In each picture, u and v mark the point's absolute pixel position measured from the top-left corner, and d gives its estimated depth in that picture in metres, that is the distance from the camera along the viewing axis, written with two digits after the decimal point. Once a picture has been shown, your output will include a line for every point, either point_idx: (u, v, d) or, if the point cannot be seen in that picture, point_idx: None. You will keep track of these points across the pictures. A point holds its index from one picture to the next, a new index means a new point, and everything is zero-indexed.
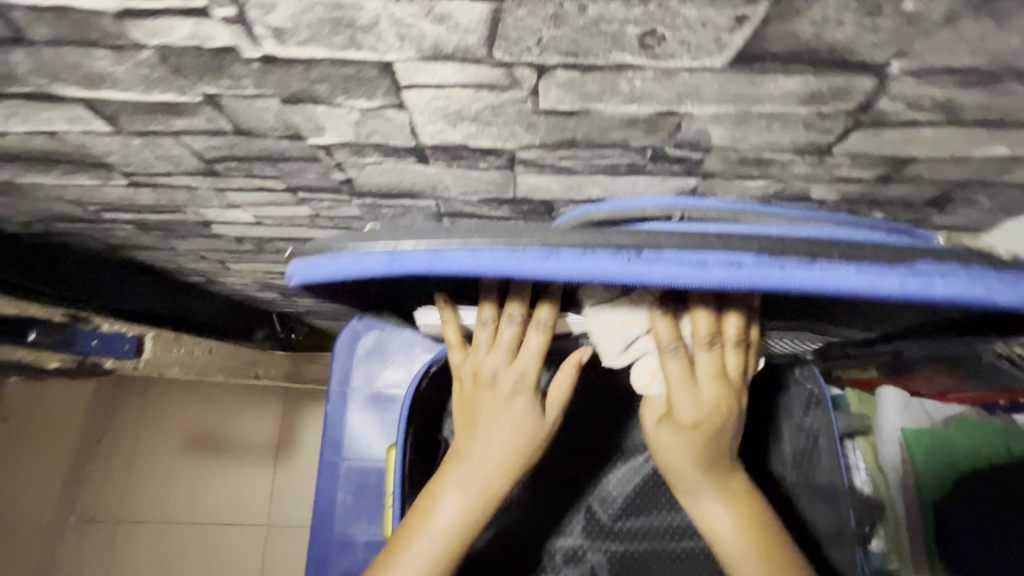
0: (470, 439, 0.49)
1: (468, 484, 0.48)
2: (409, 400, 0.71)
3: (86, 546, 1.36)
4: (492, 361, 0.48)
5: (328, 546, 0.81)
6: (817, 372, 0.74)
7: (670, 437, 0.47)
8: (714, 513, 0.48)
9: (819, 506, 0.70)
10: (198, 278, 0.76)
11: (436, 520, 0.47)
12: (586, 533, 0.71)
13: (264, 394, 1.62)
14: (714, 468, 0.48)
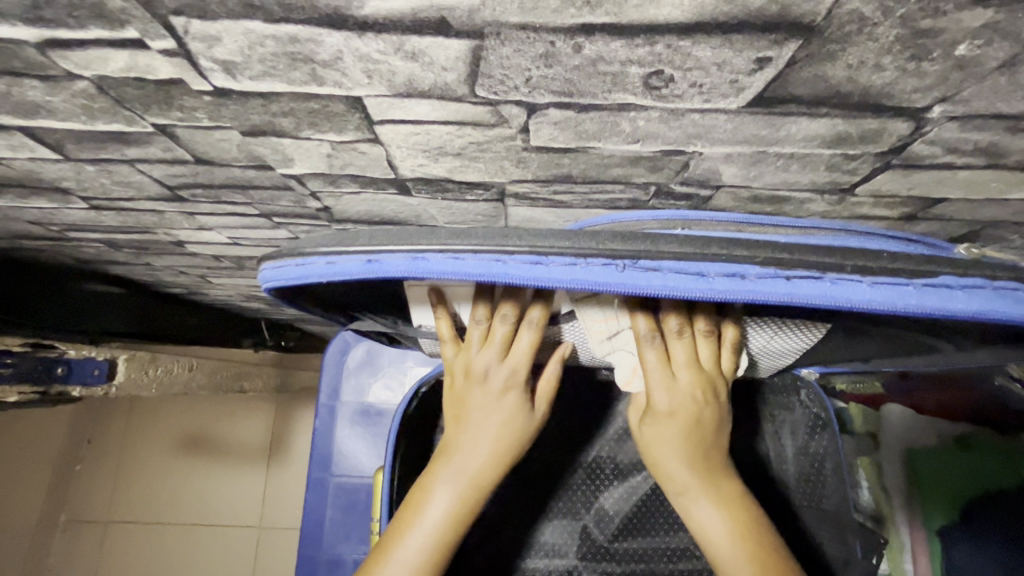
0: (458, 433, 0.46)
1: (450, 487, 0.44)
2: (398, 421, 0.69)
3: (81, 540, 1.43)
4: (483, 358, 0.44)
5: (316, 565, 0.78)
6: (822, 396, 0.70)
7: (653, 430, 0.46)
8: (707, 517, 0.45)
9: (826, 531, 0.68)
10: (178, 291, 0.73)
11: (416, 526, 0.44)
12: (581, 555, 0.68)
13: (255, 399, 1.54)
14: (703, 465, 0.45)
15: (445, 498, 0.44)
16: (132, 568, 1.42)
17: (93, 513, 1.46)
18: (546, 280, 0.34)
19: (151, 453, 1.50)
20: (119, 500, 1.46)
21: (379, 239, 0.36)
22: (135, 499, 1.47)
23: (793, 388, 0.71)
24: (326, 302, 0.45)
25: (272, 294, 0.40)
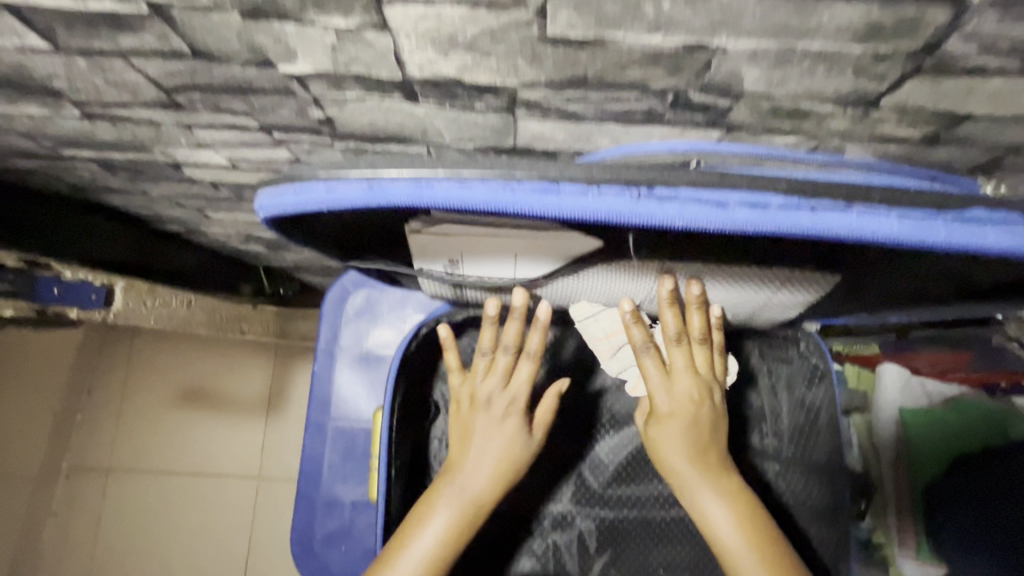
0: (463, 454, 0.51)
1: (456, 502, 0.49)
2: (397, 361, 0.68)
3: (82, 489, 1.45)
4: (487, 386, 0.51)
5: (315, 507, 0.79)
6: (822, 347, 0.70)
7: (660, 432, 0.51)
8: (714, 509, 0.49)
9: (814, 482, 0.69)
10: (176, 228, 0.72)
11: (421, 537, 0.48)
12: (575, 500, 0.75)
13: (252, 350, 1.55)
14: (701, 461, 0.50)
15: (449, 513, 0.49)
16: (135, 514, 1.45)
17: (93, 463, 1.47)
18: (562, 209, 0.34)
19: (151, 405, 1.51)
20: (120, 452, 1.48)
21: (385, 164, 0.34)
22: (136, 451, 1.48)
23: (791, 338, 0.71)
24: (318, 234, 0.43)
25: (266, 221, 0.38)
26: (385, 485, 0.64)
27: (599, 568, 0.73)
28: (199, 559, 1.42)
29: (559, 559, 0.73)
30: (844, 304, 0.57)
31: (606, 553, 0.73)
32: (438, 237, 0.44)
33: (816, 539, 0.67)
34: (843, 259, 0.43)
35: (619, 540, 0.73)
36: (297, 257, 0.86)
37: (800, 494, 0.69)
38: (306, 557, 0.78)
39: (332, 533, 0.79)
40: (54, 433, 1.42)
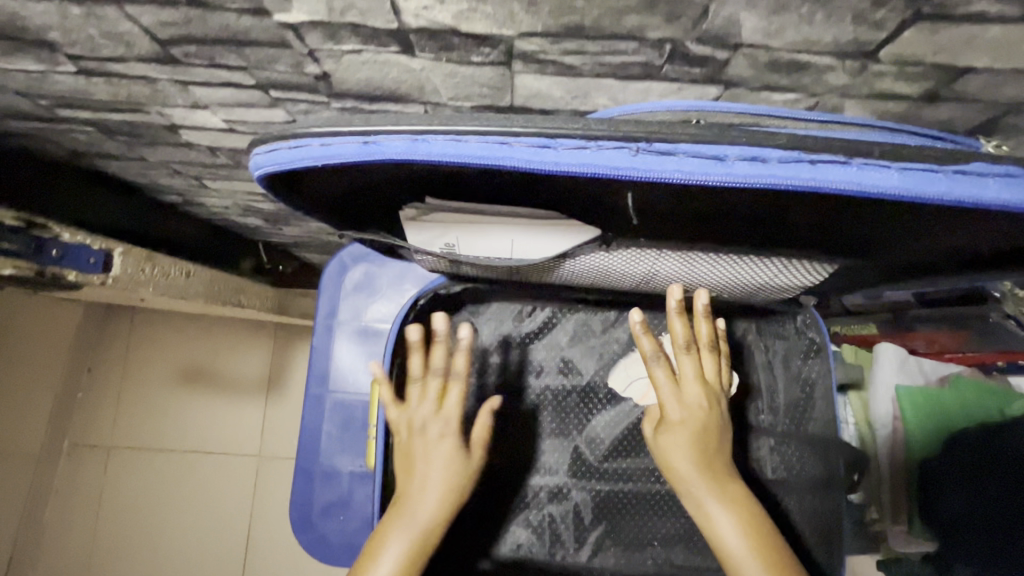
0: (408, 483, 0.51)
1: (407, 532, 0.49)
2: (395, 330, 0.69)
3: (85, 467, 1.47)
4: (420, 410, 0.53)
5: (314, 478, 0.80)
6: (820, 322, 0.69)
7: (668, 441, 0.52)
8: (721, 519, 0.48)
9: (807, 453, 0.70)
10: (175, 199, 0.72)
11: (373, 571, 0.47)
12: (572, 473, 0.75)
13: (252, 331, 1.55)
14: (709, 468, 0.50)
15: (402, 540, 0.48)
16: (137, 492, 1.46)
17: (95, 440, 1.49)
18: (564, 164, 0.34)
19: (152, 385, 1.52)
20: (123, 430, 1.49)
21: (381, 119, 0.35)
22: (138, 429, 1.50)
23: (790, 312, 0.71)
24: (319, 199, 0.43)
25: (263, 183, 0.39)
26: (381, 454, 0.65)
27: (594, 539, 0.73)
28: (200, 534, 1.45)
29: (554, 531, 0.74)
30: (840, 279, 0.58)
31: (601, 525, 0.73)
32: (435, 223, 0.46)
33: (791, 506, 0.70)
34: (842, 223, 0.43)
35: (614, 513, 0.74)
36: (296, 231, 0.86)
37: (793, 465, 0.71)
38: (304, 526, 0.80)
39: (330, 503, 0.80)
40: (56, 410, 1.44)
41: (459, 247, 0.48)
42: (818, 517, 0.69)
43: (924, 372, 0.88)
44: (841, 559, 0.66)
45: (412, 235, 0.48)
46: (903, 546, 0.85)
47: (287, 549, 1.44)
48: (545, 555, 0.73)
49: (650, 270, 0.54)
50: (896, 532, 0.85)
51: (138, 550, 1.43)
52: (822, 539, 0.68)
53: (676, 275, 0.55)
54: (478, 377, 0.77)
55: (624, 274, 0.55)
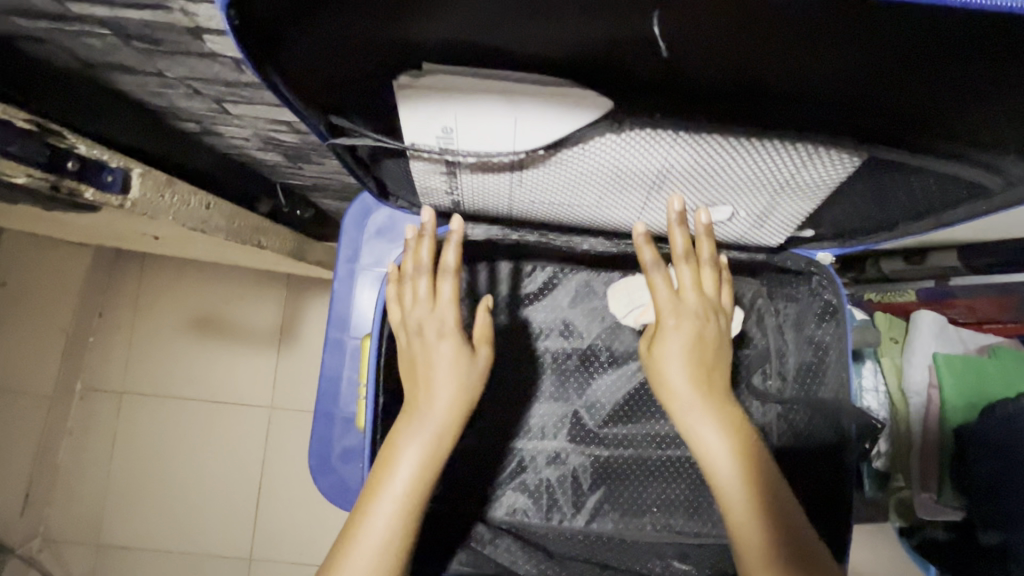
0: (416, 389, 0.54)
1: (422, 437, 0.52)
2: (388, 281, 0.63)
3: (97, 410, 1.48)
4: (417, 310, 0.55)
5: (333, 423, 0.78)
6: (838, 283, 0.63)
7: (663, 345, 0.54)
8: (707, 433, 0.52)
9: (817, 418, 0.66)
10: (193, 126, 0.66)
11: (394, 478, 0.50)
12: (570, 437, 0.77)
13: (263, 281, 1.51)
14: (704, 385, 0.53)
15: (417, 448, 0.51)
16: (150, 435, 1.47)
17: (108, 384, 1.49)
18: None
19: (165, 331, 1.51)
20: (134, 375, 1.49)
21: None
22: (150, 375, 1.49)
23: (804, 275, 0.64)
24: (305, 65, 0.37)
25: (232, 37, 0.32)
26: (372, 414, 0.62)
27: (592, 505, 0.74)
28: (211, 480, 1.46)
29: (551, 496, 0.75)
30: (858, 218, 0.55)
31: (599, 490, 0.75)
32: (433, 98, 0.40)
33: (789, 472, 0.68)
34: (885, 86, 0.36)
35: (613, 478, 0.75)
36: (318, 170, 0.81)
37: (799, 432, 0.69)
38: (325, 471, 0.78)
39: (348, 451, 0.78)
40: (68, 354, 1.43)
41: (458, 134, 0.42)
42: (822, 488, 0.65)
43: (963, 340, 0.91)
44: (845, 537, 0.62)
45: (403, 120, 0.42)
46: (928, 512, 0.86)
47: (297, 499, 1.46)
48: (540, 519, 0.74)
49: (661, 166, 0.47)
50: (924, 500, 0.86)
51: (151, 494, 1.45)
52: (819, 517, 0.64)
53: (690, 170, 0.48)
54: None
55: (635, 175, 0.48)
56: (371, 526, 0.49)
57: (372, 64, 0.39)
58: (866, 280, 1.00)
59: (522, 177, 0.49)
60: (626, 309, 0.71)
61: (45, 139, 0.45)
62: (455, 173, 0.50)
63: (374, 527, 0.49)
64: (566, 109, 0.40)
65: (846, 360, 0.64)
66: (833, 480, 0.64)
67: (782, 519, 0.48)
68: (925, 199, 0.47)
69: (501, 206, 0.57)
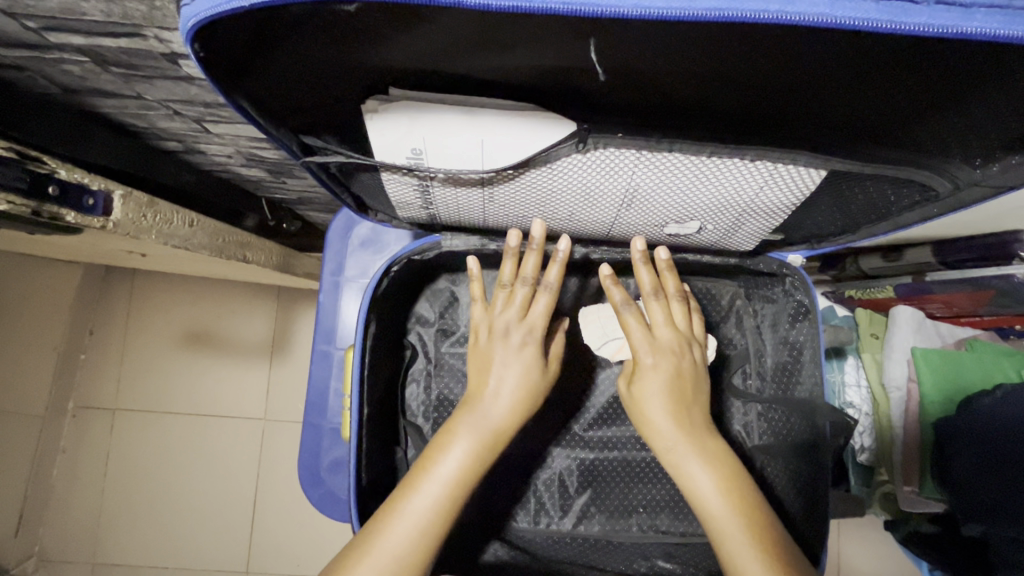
0: (483, 383, 0.54)
1: (477, 429, 0.52)
2: (369, 294, 0.62)
3: (91, 427, 1.48)
4: (506, 317, 0.55)
5: (320, 434, 0.78)
6: (809, 283, 0.64)
7: (643, 385, 0.56)
8: (696, 471, 0.53)
9: (794, 417, 0.68)
10: (175, 145, 0.67)
11: (445, 460, 0.50)
12: (555, 441, 0.78)
13: (254, 294, 1.52)
14: (687, 425, 0.54)
15: (471, 437, 0.51)
16: (144, 450, 1.48)
17: (102, 401, 1.49)
18: (648, 6, 0.28)
19: (157, 346, 1.52)
20: (128, 391, 1.50)
21: None
22: (143, 391, 1.50)
23: (777, 277, 0.65)
24: (272, 88, 0.37)
25: (198, 63, 0.33)
26: (356, 425, 0.63)
27: (579, 507, 0.75)
28: (206, 494, 1.47)
29: (538, 500, 0.76)
30: (824, 225, 0.56)
31: (586, 492, 0.76)
32: (400, 119, 0.41)
33: (769, 470, 0.69)
34: (828, 98, 0.37)
35: (598, 481, 0.76)
36: (302, 184, 0.82)
37: (778, 430, 0.70)
38: (313, 484, 0.78)
39: (336, 463, 0.78)
40: (60, 372, 1.44)
41: (427, 153, 0.44)
42: (802, 487, 0.66)
43: (942, 336, 0.94)
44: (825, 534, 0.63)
45: (374, 141, 0.43)
46: (910, 505, 0.88)
47: (294, 510, 1.47)
48: (530, 523, 0.75)
49: (628, 186, 0.47)
50: (906, 494, 0.88)
51: (149, 509, 1.46)
52: (802, 517, 0.65)
53: (656, 189, 0.47)
54: (452, 347, 0.77)
55: (603, 193, 0.48)
56: (417, 498, 0.49)
57: (337, 90, 0.39)
58: (849, 277, 1.04)
59: (492, 193, 0.49)
60: (602, 342, 0.72)
61: (22, 164, 0.42)
62: (428, 188, 0.49)
63: (420, 500, 0.48)
64: (529, 132, 0.41)
65: (819, 360, 0.65)
66: (810, 478, 0.65)
67: (780, 546, 0.49)
68: (882, 205, 0.49)
69: (477, 220, 0.57)
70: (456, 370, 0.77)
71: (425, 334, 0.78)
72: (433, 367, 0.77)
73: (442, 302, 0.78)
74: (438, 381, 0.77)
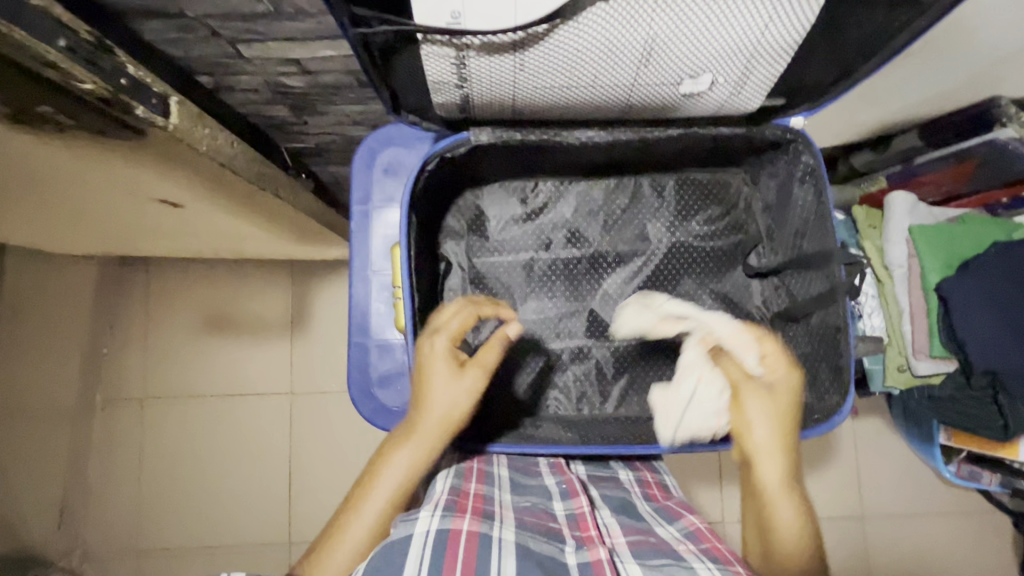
0: (418, 396, 0.61)
1: (412, 445, 0.58)
2: (408, 193, 0.67)
3: (118, 418, 1.50)
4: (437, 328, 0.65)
5: (368, 350, 0.83)
6: (812, 143, 0.68)
7: (767, 400, 0.59)
8: (786, 508, 0.54)
9: (812, 272, 0.72)
10: (206, 78, 0.71)
11: (387, 473, 0.57)
12: (590, 334, 0.82)
13: (269, 272, 1.55)
14: (790, 459, 0.57)
15: (408, 447, 0.58)
16: (173, 435, 1.50)
17: (127, 393, 1.51)
18: None
19: (177, 334, 1.54)
20: (152, 381, 1.52)
21: None
22: (168, 379, 1.52)
23: (782, 143, 0.70)
24: None
25: None
26: (410, 315, 0.67)
27: (618, 392, 0.80)
28: (240, 472, 1.49)
29: (580, 389, 0.81)
30: (822, 75, 0.61)
31: (624, 378, 0.81)
32: None
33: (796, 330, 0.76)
34: None
35: (634, 365, 0.81)
36: (323, 122, 0.86)
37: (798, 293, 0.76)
38: (366, 399, 0.82)
39: (385, 376, 0.82)
40: (85, 362, 1.46)
41: (466, 17, 0.48)
42: (823, 335, 0.71)
43: (935, 214, 0.98)
44: (851, 373, 0.67)
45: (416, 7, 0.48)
46: (927, 371, 0.92)
47: (330, 480, 1.49)
48: (573, 410, 0.80)
49: (647, 36, 0.52)
50: (919, 357, 0.93)
51: (185, 493, 1.48)
52: (822, 363, 0.71)
53: (672, 38, 0.52)
54: (484, 255, 0.83)
55: (624, 46, 0.53)
56: (363, 511, 0.55)
57: None
58: (842, 179, 1.11)
59: (523, 60, 0.54)
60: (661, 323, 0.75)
61: (101, 54, 0.47)
62: (464, 60, 0.53)
63: (366, 513, 0.55)
64: None
65: (828, 214, 0.68)
66: (833, 324, 0.69)
67: None
68: (874, 34, 0.54)
69: (507, 100, 0.61)
70: (491, 277, 0.82)
71: (457, 247, 0.82)
72: (470, 276, 0.82)
73: (470, 215, 0.82)
74: (475, 289, 0.82)
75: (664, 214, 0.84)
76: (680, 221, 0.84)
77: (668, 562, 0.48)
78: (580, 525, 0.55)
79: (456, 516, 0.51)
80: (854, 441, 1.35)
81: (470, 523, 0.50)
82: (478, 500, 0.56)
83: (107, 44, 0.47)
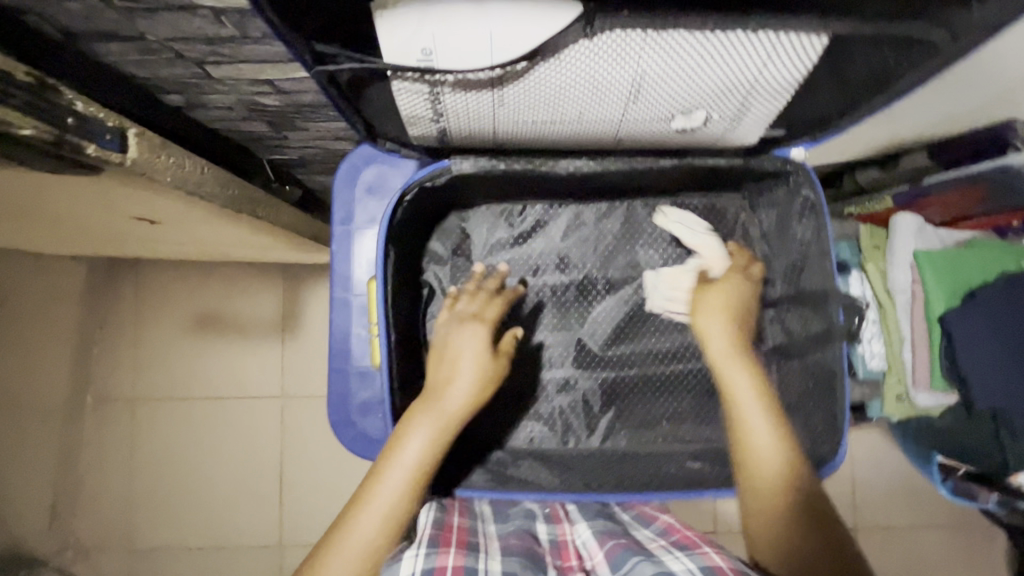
0: (442, 369, 0.63)
1: (434, 418, 0.57)
2: (384, 224, 0.64)
3: (110, 417, 1.50)
4: (468, 306, 0.69)
5: (348, 376, 0.81)
6: (813, 177, 0.65)
7: (722, 291, 0.68)
8: (738, 378, 0.61)
9: (809, 311, 0.69)
10: (175, 96, 0.68)
11: (408, 447, 0.55)
12: (578, 363, 0.80)
13: (261, 273, 1.53)
14: (741, 343, 0.64)
15: (428, 421, 0.57)
16: (164, 435, 1.50)
17: (119, 392, 1.50)
18: None
19: (168, 334, 1.52)
20: (143, 380, 1.51)
21: None
22: (159, 379, 1.51)
23: (781, 175, 0.67)
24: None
25: None
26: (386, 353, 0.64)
27: (605, 425, 0.78)
28: (231, 474, 1.49)
29: (565, 421, 0.78)
30: (826, 109, 0.57)
31: (610, 410, 0.78)
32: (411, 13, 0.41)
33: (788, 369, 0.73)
34: None
35: (621, 397, 0.79)
36: (302, 137, 0.82)
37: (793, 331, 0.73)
38: (345, 426, 0.80)
39: (364, 403, 0.80)
40: (76, 361, 1.45)
41: (438, 53, 0.44)
42: (818, 377, 0.68)
43: (941, 238, 0.93)
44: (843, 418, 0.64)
45: (384, 42, 0.43)
46: (926, 402, 0.91)
47: (320, 485, 1.49)
48: (557, 444, 0.78)
49: (636, 73, 0.48)
50: (919, 391, 0.90)
51: (176, 494, 1.48)
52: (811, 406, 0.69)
53: (663, 74, 0.48)
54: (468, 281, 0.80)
55: (612, 83, 0.49)
56: (382, 487, 0.53)
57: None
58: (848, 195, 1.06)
59: (503, 96, 0.50)
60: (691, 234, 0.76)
61: (45, 93, 0.43)
62: (438, 95, 0.50)
63: (386, 488, 0.52)
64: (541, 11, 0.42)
65: (827, 251, 0.65)
66: (828, 366, 0.66)
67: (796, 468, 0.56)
68: (882, 73, 0.50)
69: (487, 132, 0.58)
70: None
71: (440, 272, 0.79)
72: None
73: (454, 240, 0.79)
74: None
75: (658, 241, 0.80)
76: (674, 248, 0.80)
77: (639, 560, 0.47)
78: (561, 555, 0.55)
79: (442, 552, 0.48)
80: (851, 457, 1.33)
81: (456, 558, 0.47)
82: (463, 534, 0.54)
83: (51, 82, 0.44)
